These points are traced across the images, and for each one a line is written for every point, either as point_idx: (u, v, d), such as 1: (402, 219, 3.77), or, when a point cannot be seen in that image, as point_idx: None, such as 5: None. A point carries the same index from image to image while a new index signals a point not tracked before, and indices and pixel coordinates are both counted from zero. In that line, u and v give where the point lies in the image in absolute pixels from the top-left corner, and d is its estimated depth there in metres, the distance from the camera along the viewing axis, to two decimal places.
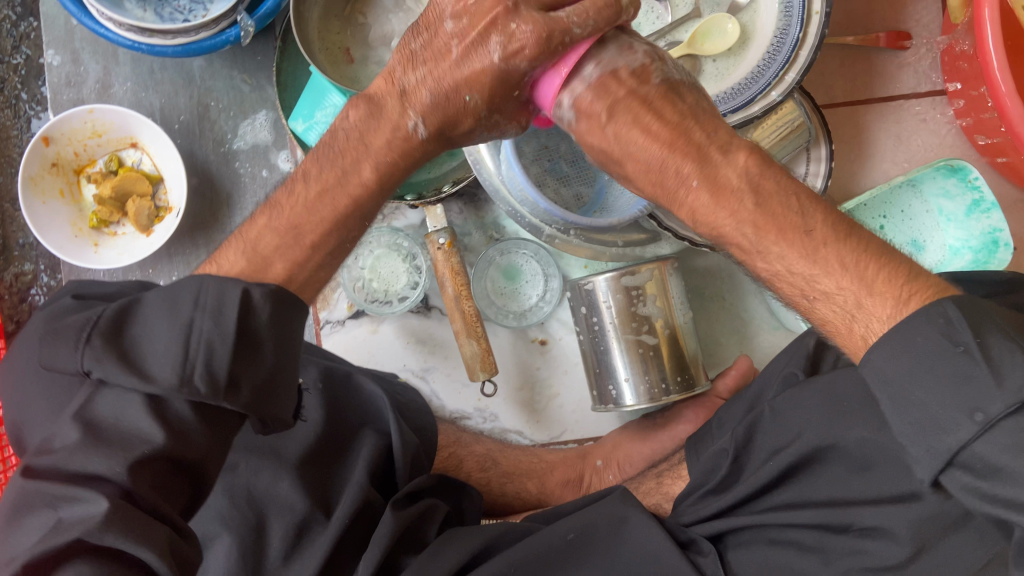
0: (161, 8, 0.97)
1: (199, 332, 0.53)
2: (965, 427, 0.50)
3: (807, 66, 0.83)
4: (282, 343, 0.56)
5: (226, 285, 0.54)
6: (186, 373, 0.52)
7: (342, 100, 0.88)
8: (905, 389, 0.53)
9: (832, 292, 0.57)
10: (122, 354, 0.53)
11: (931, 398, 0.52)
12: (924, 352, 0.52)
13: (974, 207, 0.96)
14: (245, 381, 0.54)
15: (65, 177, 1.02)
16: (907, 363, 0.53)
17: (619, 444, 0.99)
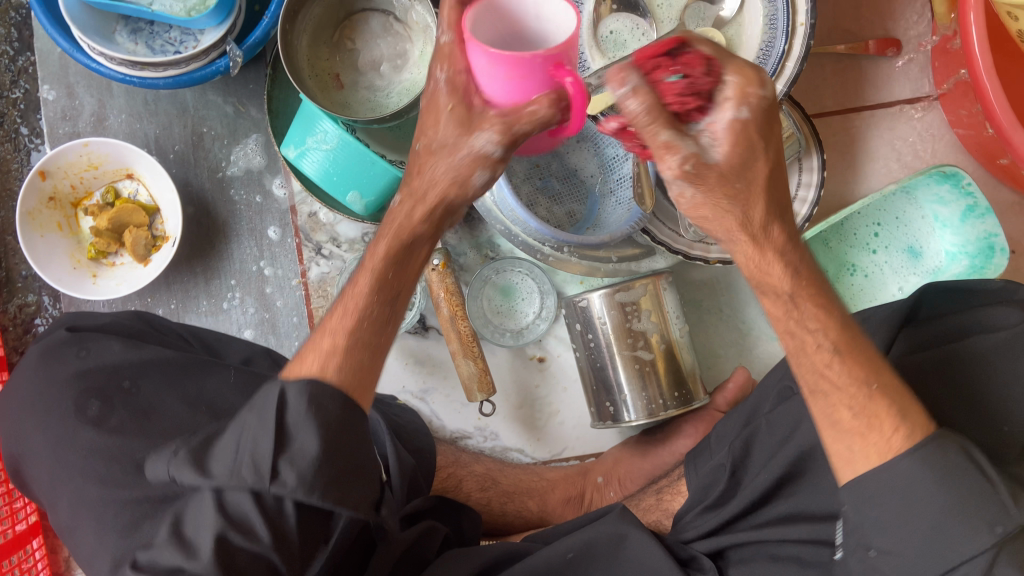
0: (152, 40, 0.98)
1: (248, 430, 0.55)
2: (982, 538, 0.54)
3: (793, 78, 0.83)
4: (336, 427, 0.55)
5: (274, 386, 0.57)
6: (235, 468, 0.54)
7: (334, 126, 0.88)
8: (899, 518, 0.56)
9: (850, 411, 0.58)
10: (194, 457, 0.57)
11: (943, 511, 0.55)
12: (916, 486, 0.56)
13: (969, 213, 0.95)
14: (290, 468, 0.53)
15: (63, 210, 1.03)
16: (901, 497, 0.56)
17: (620, 460, 0.99)
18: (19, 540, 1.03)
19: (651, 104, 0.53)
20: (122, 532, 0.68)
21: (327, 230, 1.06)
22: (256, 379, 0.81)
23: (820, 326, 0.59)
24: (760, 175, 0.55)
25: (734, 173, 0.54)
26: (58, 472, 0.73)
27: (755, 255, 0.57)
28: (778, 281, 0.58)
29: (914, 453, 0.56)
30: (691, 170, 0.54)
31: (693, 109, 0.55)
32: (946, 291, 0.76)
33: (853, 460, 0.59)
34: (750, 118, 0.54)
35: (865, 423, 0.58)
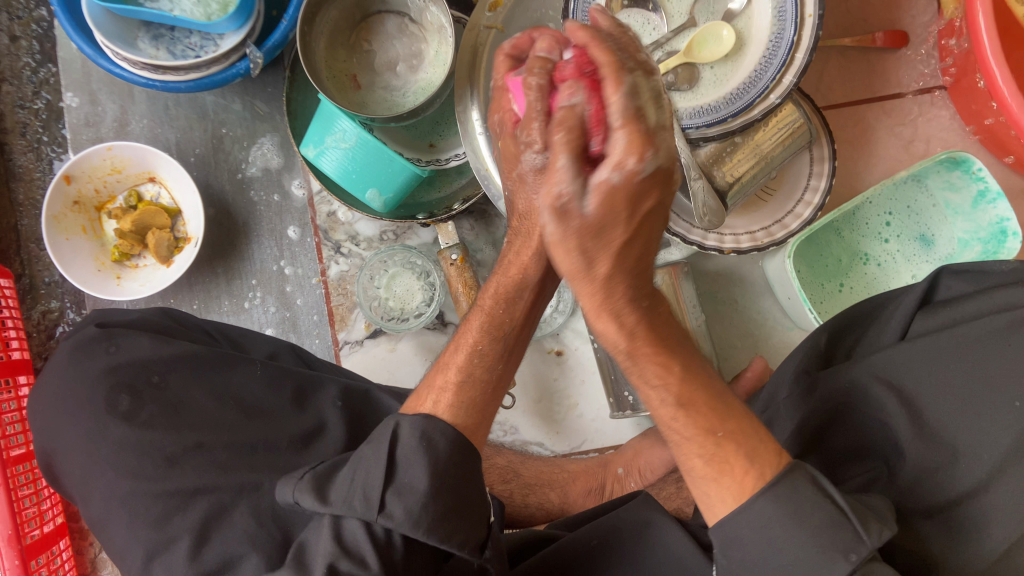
0: (173, 45, 1.00)
1: (363, 464, 0.58)
2: (838, 566, 0.53)
3: (802, 68, 0.84)
4: (447, 465, 0.58)
5: (390, 421, 0.61)
6: (348, 498, 0.57)
7: (352, 124, 0.89)
8: (763, 558, 0.55)
9: (703, 458, 0.58)
10: (315, 483, 0.59)
11: (799, 545, 0.54)
12: (772, 532, 0.55)
13: (980, 199, 0.95)
14: (398, 501, 0.56)
15: (87, 214, 1.05)
16: (762, 540, 0.55)
17: (640, 451, 0.98)
18: (47, 539, 1.04)
19: (563, 145, 0.50)
20: (154, 524, 0.71)
21: (346, 228, 1.08)
22: (281, 372, 0.83)
23: (663, 381, 0.59)
24: (623, 231, 0.52)
25: (589, 231, 0.51)
26: (90, 465, 0.75)
27: (597, 305, 0.55)
28: (614, 339, 0.58)
29: (766, 493, 0.55)
30: (561, 207, 0.50)
31: (593, 142, 0.50)
32: (961, 273, 0.76)
33: (711, 504, 0.58)
34: (625, 183, 0.50)
35: (716, 468, 0.57)
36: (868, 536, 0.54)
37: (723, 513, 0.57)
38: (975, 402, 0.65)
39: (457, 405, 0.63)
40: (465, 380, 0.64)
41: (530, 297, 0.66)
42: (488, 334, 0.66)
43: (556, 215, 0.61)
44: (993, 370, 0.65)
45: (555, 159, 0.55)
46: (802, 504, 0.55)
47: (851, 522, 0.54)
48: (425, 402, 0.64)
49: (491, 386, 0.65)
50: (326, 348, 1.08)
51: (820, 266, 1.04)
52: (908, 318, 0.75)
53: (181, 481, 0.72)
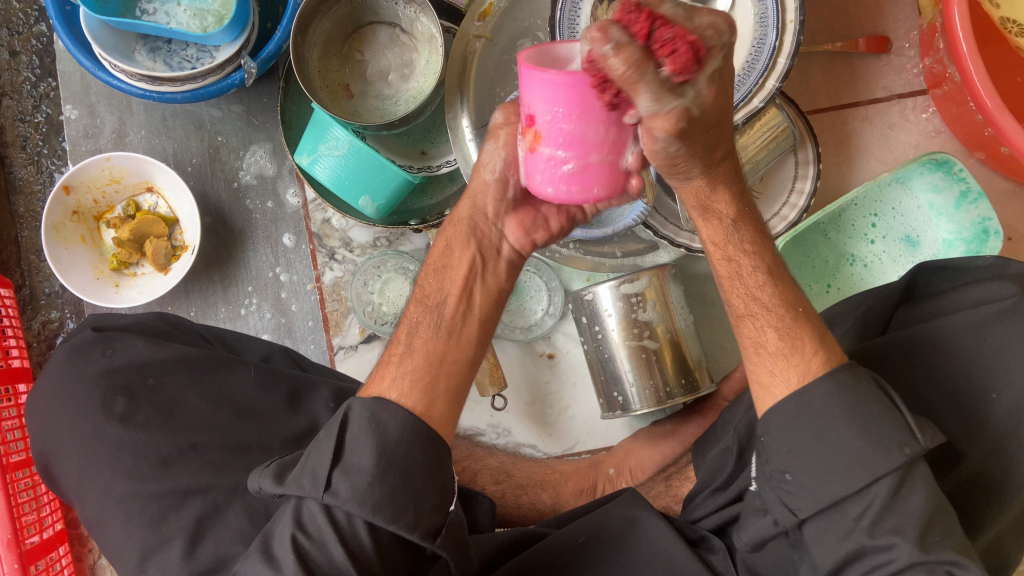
0: (170, 58, 1.02)
1: (316, 448, 0.60)
2: (893, 458, 0.59)
3: (784, 73, 0.85)
4: (394, 444, 0.58)
5: (343, 406, 0.62)
6: (300, 478, 0.59)
7: (345, 133, 0.91)
8: (808, 450, 0.61)
9: (777, 332, 0.65)
10: (277, 472, 0.62)
11: (858, 434, 0.60)
12: (827, 419, 0.61)
13: (963, 199, 0.98)
14: (345, 481, 0.57)
15: (86, 224, 1.07)
16: (812, 429, 0.61)
17: (631, 451, 1.00)
18: (46, 545, 1.05)
19: (651, 78, 0.49)
20: (149, 524, 0.72)
21: (340, 235, 1.09)
22: (274, 374, 0.84)
23: (756, 248, 0.66)
24: (729, 108, 0.55)
25: (706, 129, 0.54)
26: (86, 466, 0.77)
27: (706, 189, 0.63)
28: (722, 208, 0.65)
29: (833, 378, 0.62)
30: (683, 126, 0.51)
31: (674, 75, 0.50)
32: (938, 271, 0.78)
33: (775, 383, 0.64)
34: (729, 64, 0.51)
35: (790, 343, 0.64)
36: (920, 435, 0.60)
37: (780, 395, 0.64)
38: (958, 394, 0.68)
39: (400, 377, 0.64)
40: (403, 352, 0.66)
41: (462, 266, 0.70)
42: (423, 310, 0.68)
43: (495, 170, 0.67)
44: (972, 361, 0.68)
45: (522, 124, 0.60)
46: (864, 401, 0.61)
47: (910, 424, 0.61)
48: (377, 380, 0.65)
49: (435, 356, 0.65)
50: (321, 353, 1.10)
51: (807, 267, 1.06)
52: (888, 310, 0.78)
53: (175, 482, 0.73)
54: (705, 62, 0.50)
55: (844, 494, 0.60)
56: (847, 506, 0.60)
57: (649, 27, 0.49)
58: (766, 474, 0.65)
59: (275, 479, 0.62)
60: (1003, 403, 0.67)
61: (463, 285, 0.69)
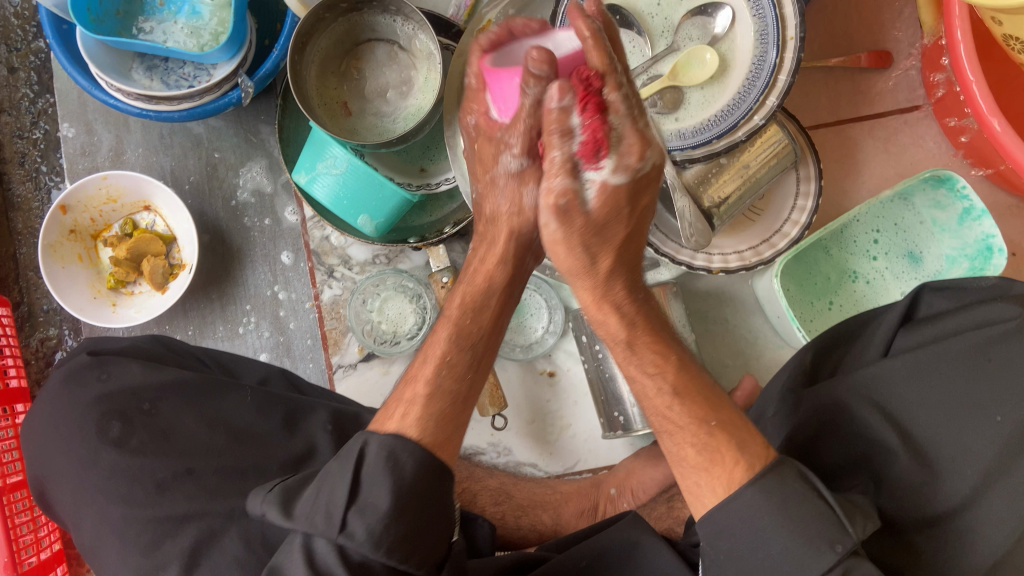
0: (167, 76, 1.02)
1: (327, 482, 0.60)
2: (824, 557, 0.57)
3: (785, 90, 0.84)
4: (411, 487, 0.59)
5: (357, 439, 0.62)
6: (311, 514, 0.58)
7: (343, 151, 0.90)
8: (744, 558, 0.60)
9: None
10: (282, 497, 0.61)
11: (788, 536, 0.58)
12: (756, 527, 0.59)
13: (965, 216, 0.96)
14: (360, 521, 0.57)
15: (83, 242, 1.07)
16: (744, 540, 0.60)
17: (633, 471, 0.99)
18: (44, 567, 1.01)
19: (564, 144, 0.64)
20: (144, 550, 0.71)
21: (338, 253, 1.09)
22: (271, 398, 0.83)
23: (658, 370, 0.69)
24: (611, 238, 0.68)
25: (588, 228, 0.67)
26: (81, 491, 0.76)
27: (594, 305, 0.70)
28: (614, 328, 0.70)
29: (754, 484, 0.60)
30: (564, 204, 0.65)
31: (581, 148, 0.64)
32: (941, 290, 0.76)
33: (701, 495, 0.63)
34: (618, 187, 0.66)
35: (707, 459, 0.64)
36: (851, 528, 0.59)
37: (711, 504, 0.62)
38: (959, 415, 0.66)
39: (425, 416, 0.64)
40: (435, 389, 0.66)
41: (496, 305, 0.72)
42: (455, 345, 0.69)
43: (523, 210, 0.71)
44: (977, 385, 0.66)
45: (531, 163, 0.69)
46: (792, 508, 0.59)
47: (839, 516, 0.59)
48: (393, 417, 0.65)
49: (462, 394, 0.67)
50: (320, 372, 1.09)
51: (809, 284, 1.04)
52: (890, 333, 0.76)
53: (171, 507, 0.72)
54: (605, 161, 0.64)
55: None
56: None
57: (583, 98, 0.63)
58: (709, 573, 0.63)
59: (281, 509, 0.60)
60: (1008, 425, 0.64)
61: (491, 324, 0.71)
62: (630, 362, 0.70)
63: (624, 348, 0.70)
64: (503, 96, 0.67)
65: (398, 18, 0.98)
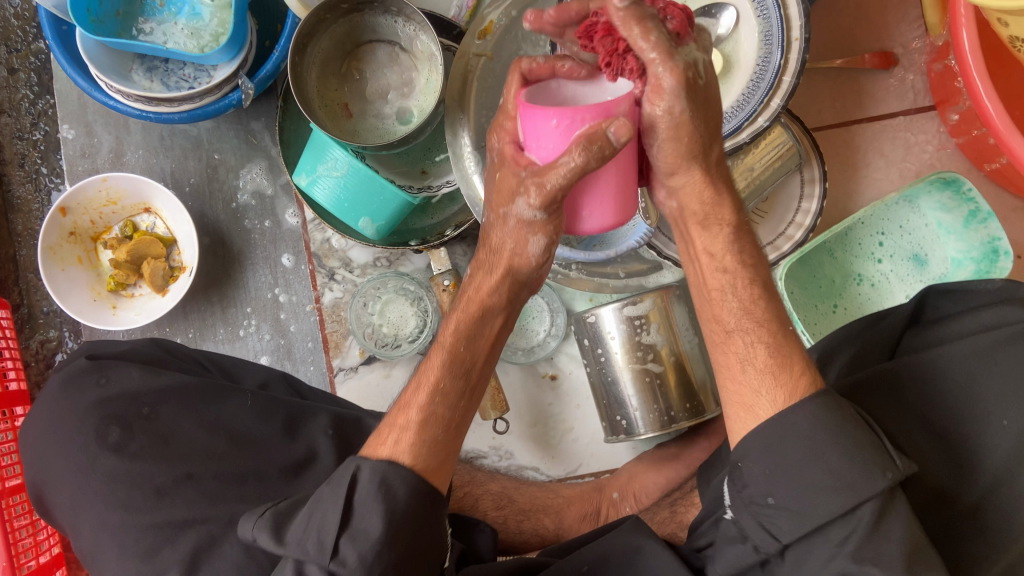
0: (167, 78, 1.01)
1: (320, 505, 0.60)
2: (879, 482, 0.57)
3: (790, 92, 0.83)
4: (404, 513, 0.59)
5: (350, 464, 0.62)
6: (303, 540, 0.58)
7: (344, 154, 0.88)
8: (779, 478, 0.60)
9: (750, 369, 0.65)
10: (273, 523, 0.61)
11: (841, 459, 0.58)
12: (796, 450, 0.60)
13: (971, 218, 0.95)
14: (351, 547, 0.57)
15: (83, 245, 1.06)
16: (778, 459, 0.61)
17: (634, 476, 0.98)
18: (44, 571, 1.00)
19: (659, 29, 0.58)
20: (142, 557, 0.71)
21: (339, 255, 1.08)
22: (271, 403, 0.82)
23: (753, 262, 0.68)
24: (713, 115, 0.64)
25: (707, 102, 0.62)
26: (80, 497, 0.75)
27: (706, 189, 0.67)
28: (724, 211, 0.68)
29: (815, 398, 0.61)
30: (688, 82, 0.59)
31: (674, 30, 0.59)
32: (947, 293, 0.76)
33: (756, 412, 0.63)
34: (709, 63, 0.62)
35: (776, 364, 0.64)
36: (901, 460, 0.59)
37: (764, 416, 0.63)
38: (963, 420, 0.65)
39: (419, 444, 0.64)
40: (426, 416, 0.66)
41: (492, 330, 0.71)
42: (447, 373, 0.68)
43: (527, 252, 0.68)
44: (984, 391, 0.65)
45: (544, 216, 0.64)
46: (849, 438, 0.59)
47: (889, 450, 0.59)
48: (385, 443, 0.65)
49: (453, 422, 0.67)
50: (320, 375, 1.08)
51: (813, 287, 1.04)
52: (898, 333, 0.76)
53: (170, 513, 0.72)
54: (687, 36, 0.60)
55: (827, 519, 0.58)
56: (832, 532, 0.59)
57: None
58: (742, 498, 0.64)
59: (272, 534, 0.60)
60: (1016, 428, 0.63)
61: (484, 351, 0.71)
62: (713, 252, 0.69)
63: (731, 233, 0.68)
64: (538, 137, 0.61)
65: (399, 18, 0.97)
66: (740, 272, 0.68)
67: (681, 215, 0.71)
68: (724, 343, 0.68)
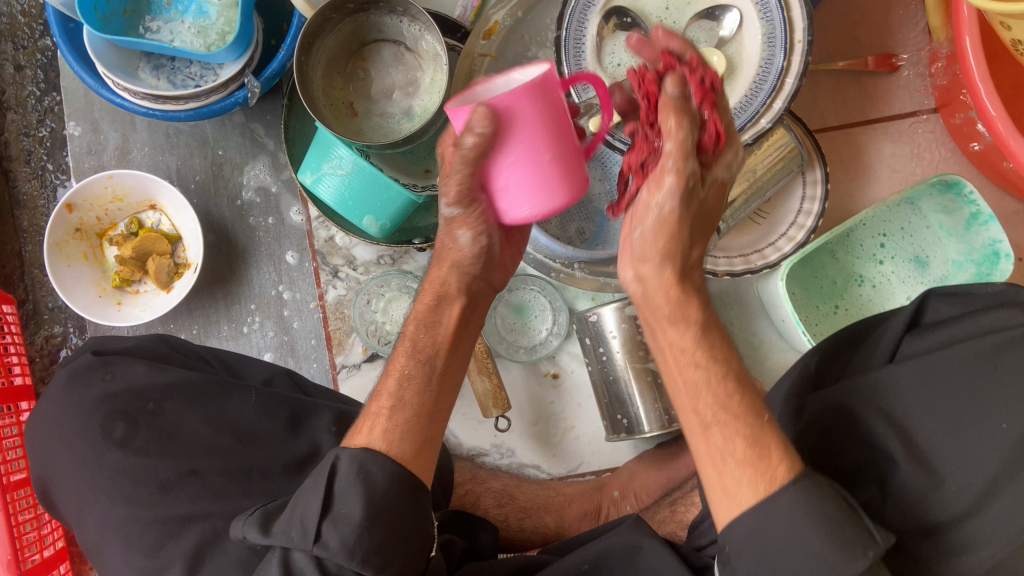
0: (173, 75, 1.02)
1: (302, 498, 0.61)
2: (859, 562, 0.53)
3: (792, 94, 0.84)
4: (383, 497, 0.60)
5: (329, 456, 0.63)
6: (288, 530, 0.60)
7: (348, 152, 0.89)
8: (764, 561, 0.55)
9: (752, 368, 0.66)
10: (262, 519, 0.63)
11: (825, 539, 0.54)
12: (785, 536, 0.55)
13: (972, 221, 0.96)
14: (334, 531, 0.58)
15: (89, 241, 1.07)
16: (763, 545, 0.56)
17: (635, 474, 0.99)
18: (48, 564, 1.01)
19: (692, 129, 0.56)
20: (147, 551, 0.71)
21: (343, 253, 1.09)
22: (275, 398, 0.83)
23: (724, 357, 0.61)
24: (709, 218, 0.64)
25: (700, 211, 0.61)
26: (85, 492, 0.76)
27: (676, 287, 0.62)
28: (691, 309, 0.62)
29: (796, 483, 0.56)
30: (690, 186, 0.58)
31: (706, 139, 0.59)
32: (947, 296, 0.76)
33: (740, 494, 0.57)
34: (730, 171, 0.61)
35: (757, 453, 0.57)
36: (882, 535, 0.55)
37: (747, 505, 0.56)
38: (962, 420, 0.65)
39: (392, 430, 0.64)
40: (395, 401, 0.66)
41: (447, 321, 0.72)
42: (413, 358, 0.69)
43: (460, 246, 0.70)
44: (980, 392, 0.65)
45: (460, 213, 0.67)
46: (820, 514, 0.55)
47: (869, 526, 0.55)
48: (361, 431, 0.65)
49: (424, 407, 0.67)
50: (324, 372, 1.09)
51: (815, 288, 1.04)
52: (896, 339, 0.75)
53: (174, 508, 0.73)
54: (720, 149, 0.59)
55: None
56: None
57: (702, 96, 0.58)
58: None
59: (259, 527, 0.62)
60: (1014, 432, 0.63)
61: (448, 340, 0.71)
62: (682, 347, 0.62)
63: (697, 331, 0.62)
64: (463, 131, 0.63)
65: (405, 18, 0.98)
66: (712, 367, 0.61)
67: (648, 303, 0.65)
68: (700, 440, 0.60)
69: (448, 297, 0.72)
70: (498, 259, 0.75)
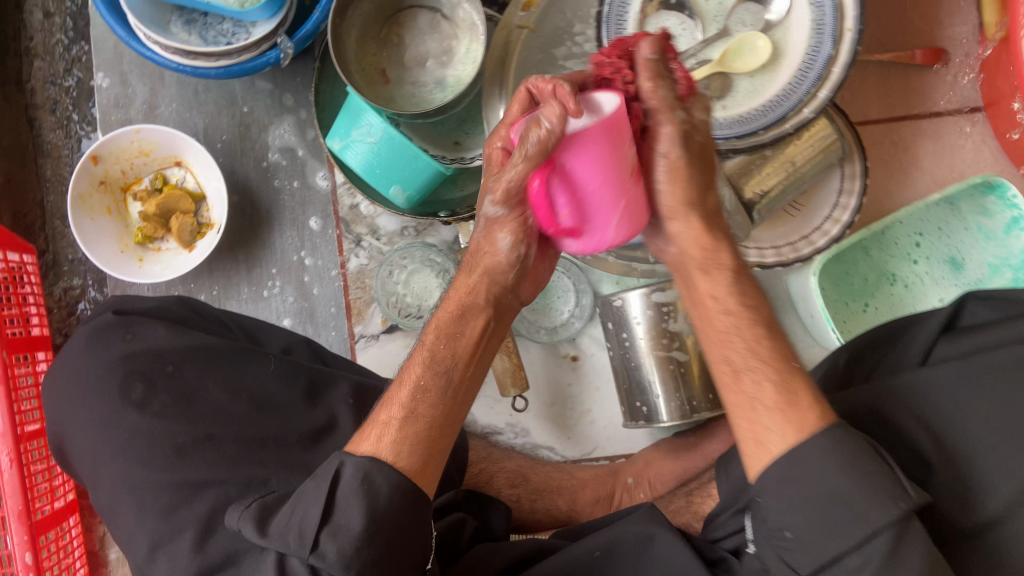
0: (205, 31, 1.00)
1: (302, 501, 0.61)
2: (889, 513, 0.54)
3: (838, 84, 0.80)
4: (385, 509, 0.59)
5: (334, 458, 0.61)
6: (285, 534, 0.60)
7: (379, 119, 0.87)
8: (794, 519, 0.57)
9: None
10: (258, 514, 0.64)
11: (857, 485, 0.55)
12: (813, 489, 0.56)
13: (1014, 224, 0.94)
14: (331, 541, 0.58)
15: (112, 195, 1.06)
16: (790, 494, 0.57)
17: (651, 462, 0.98)
18: (58, 515, 1.01)
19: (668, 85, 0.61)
20: (163, 514, 0.71)
21: (367, 222, 1.08)
22: (295, 366, 0.83)
23: (742, 310, 0.63)
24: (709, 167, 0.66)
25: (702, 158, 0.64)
26: (102, 450, 0.76)
27: (705, 236, 0.65)
28: (722, 256, 0.65)
29: (824, 433, 0.57)
30: (684, 132, 0.62)
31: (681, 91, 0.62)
32: (986, 300, 0.74)
33: (771, 438, 0.58)
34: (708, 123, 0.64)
35: (786, 399, 0.59)
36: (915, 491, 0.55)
37: (778, 450, 0.58)
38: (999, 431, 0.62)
39: (402, 442, 0.62)
40: (409, 414, 0.63)
41: (473, 332, 0.68)
42: (430, 371, 0.65)
43: (496, 250, 0.67)
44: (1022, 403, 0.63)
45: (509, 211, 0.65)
46: (849, 459, 0.56)
47: (902, 479, 0.56)
48: (368, 438, 0.63)
49: (437, 425, 0.64)
50: (342, 340, 1.08)
51: (846, 285, 1.02)
52: (930, 340, 0.74)
53: (189, 472, 0.72)
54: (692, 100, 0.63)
55: (842, 550, 0.54)
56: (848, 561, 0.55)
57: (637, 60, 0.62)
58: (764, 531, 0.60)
59: (256, 526, 0.62)
60: None
61: (471, 347, 0.68)
62: (716, 295, 0.64)
63: (730, 276, 0.64)
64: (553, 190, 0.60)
65: None
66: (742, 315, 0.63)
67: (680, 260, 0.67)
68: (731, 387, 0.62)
69: (472, 308, 0.68)
70: (532, 268, 0.71)
